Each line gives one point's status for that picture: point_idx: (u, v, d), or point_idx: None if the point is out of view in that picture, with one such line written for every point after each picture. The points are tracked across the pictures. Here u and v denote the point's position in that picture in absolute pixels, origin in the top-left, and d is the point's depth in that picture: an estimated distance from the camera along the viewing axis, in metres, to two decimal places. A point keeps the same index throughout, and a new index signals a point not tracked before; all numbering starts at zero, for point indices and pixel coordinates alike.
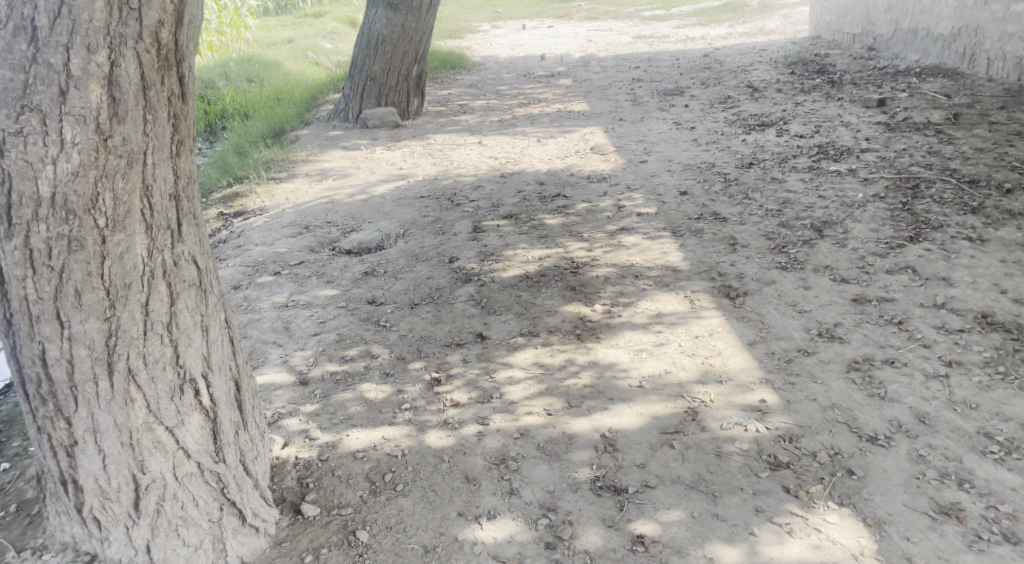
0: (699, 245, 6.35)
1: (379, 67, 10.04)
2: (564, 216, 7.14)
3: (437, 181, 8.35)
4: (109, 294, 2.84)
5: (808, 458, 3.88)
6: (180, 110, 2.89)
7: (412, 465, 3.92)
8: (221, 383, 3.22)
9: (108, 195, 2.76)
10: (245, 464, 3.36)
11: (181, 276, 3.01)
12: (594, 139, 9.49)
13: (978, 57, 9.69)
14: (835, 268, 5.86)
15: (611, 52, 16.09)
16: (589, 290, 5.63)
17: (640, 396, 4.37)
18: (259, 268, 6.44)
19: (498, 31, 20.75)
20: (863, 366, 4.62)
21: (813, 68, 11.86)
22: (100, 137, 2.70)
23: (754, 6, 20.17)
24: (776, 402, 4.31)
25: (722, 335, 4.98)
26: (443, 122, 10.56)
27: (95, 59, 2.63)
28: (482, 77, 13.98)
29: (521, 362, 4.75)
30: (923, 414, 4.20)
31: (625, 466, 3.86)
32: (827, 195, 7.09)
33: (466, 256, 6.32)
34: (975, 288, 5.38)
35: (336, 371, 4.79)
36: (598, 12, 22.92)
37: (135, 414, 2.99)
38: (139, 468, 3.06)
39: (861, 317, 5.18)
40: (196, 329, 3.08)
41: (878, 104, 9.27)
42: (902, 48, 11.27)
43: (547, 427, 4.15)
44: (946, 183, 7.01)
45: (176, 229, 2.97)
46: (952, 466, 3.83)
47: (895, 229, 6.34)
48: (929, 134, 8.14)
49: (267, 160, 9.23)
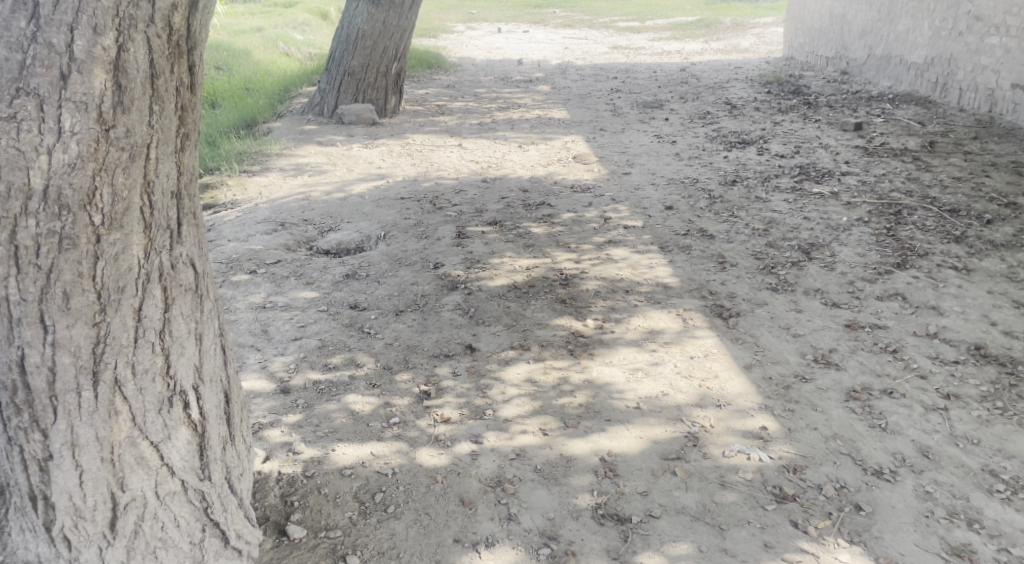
0: (688, 261, 6.23)
1: (358, 63, 9.80)
2: (549, 225, 6.99)
3: (417, 183, 8.14)
4: (100, 298, 2.61)
5: (814, 491, 3.77)
6: (188, 102, 2.68)
7: (403, 485, 3.73)
8: (211, 395, 3.01)
9: (106, 190, 2.53)
10: (230, 482, 3.14)
11: (177, 280, 2.80)
12: (576, 148, 9.34)
13: (950, 87, 9.70)
14: (825, 291, 5.77)
15: (588, 60, 16.00)
16: (579, 304, 5.47)
17: (638, 418, 4.23)
18: (234, 266, 6.19)
19: (473, 32, 20.59)
20: (862, 396, 4.50)
21: (788, 88, 11.87)
22: (102, 127, 2.48)
23: (727, 24, 20.25)
24: (777, 430, 4.18)
25: (718, 357, 4.85)
26: (421, 122, 10.37)
27: (101, 42, 2.41)
28: (458, 78, 13.81)
29: (513, 378, 4.58)
30: (926, 448, 4.10)
31: (627, 493, 3.72)
32: (812, 217, 7.02)
33: (451, 262, 6.13)
34: (966, 319, 5.31)
35: (319, 380, 4.57)
36: (573, 20, 22.81)
37: (119, 427, 2.76)
38: (118, 485, 2.81)
39: (856, 344, 5.08)
40: (189, 337, 2.88)
41: (855, 128, 9.25)
42: (875, 74, 11.31)
43: (543, 448, 4.00)
44: (927, 210, 6.97)
45: (176, 229, 2.77)
46: (960, 504, 3.75)
47: (882, 255, 6.27)
48: (907, 160, 8.12)
49: (240, 152, 8.94)
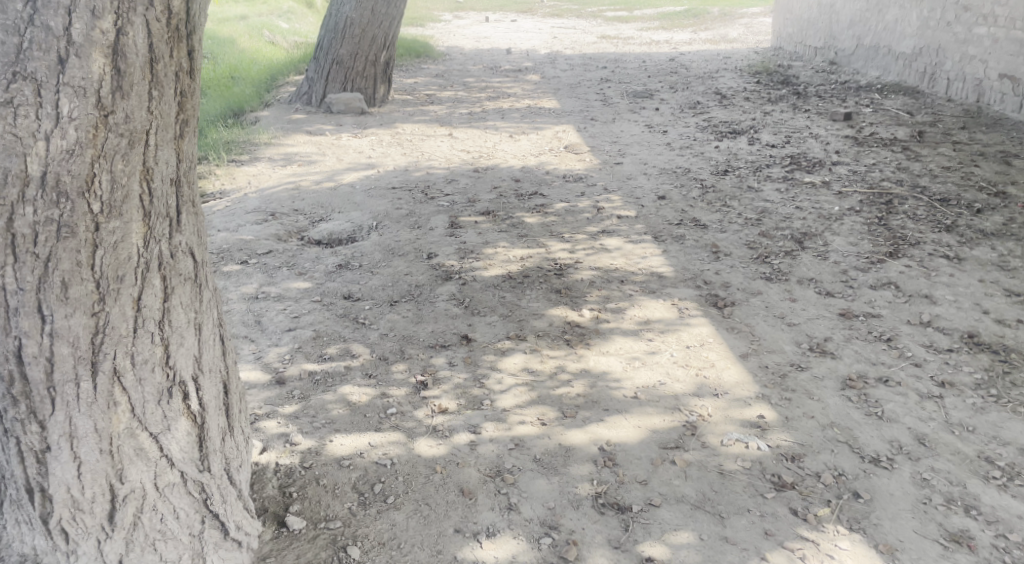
0: (681, 251, 6.22)
1: (346, 52, 9.73)
2: (542, 214, 6.97)
3: (408, 172, 8.10)
4: (99, 287, 2.58)
5: (812, 479, 3.79)
6: (187, 87, 2.64)
7: (402, 476, 3.72)
8: (211, 386, 2.97)
9: (104, 177, 2.50)
10: (229, 473, 3.11)
11: (177, 269, 2.76)
12: (566, 138, 9.31)
13: (938, 77, 9.72)
14: (819, 280, 5.77)
15: (576, 50, 15.94)
16: (575, 294, 5.46)
17: (635, 407, 4.23)
18: (224, 256, 6.15)
19: (460, 22, 20.47)
20: (858, 384, 4.49)
21: (777, 78, 11.88)
22: (101, 113, 2.44)
23: (715, 13, 20.21)
24: (775, 418, 4.19)
25: (713, 346, 4.85)
26: (410, 111, 10.31)
27: (99, 25, 2.37)
28: (447, 67, 13.75)
29: (510, 368, 4.57)
30: (923, 435, 4.11)
31: (626, 482, 3.73)
32: (804, 206, 7.02)
33: (444, 253, 6.10)
34: (959, 307, 5.32)
35: (314, 370, 4.55)
36: (561, 10, 22.70)
37: (118, 418, 2.72)
38: (117, 477, 2.78)
39: (851, 332, 5.07)
40: (189, 327, 2.84)
41: (845, 118, 9.27)
42: (863, 64, 11.32)
43: (542, 438, 4.00)
44: (918, 200, 6.99)
45: (176, 218, 2.73)
46: (957, 491, 3.76)
47: (874, 243, 6.28)
48: (896, 150, 8.15)
49: (228, 142, 8.88)
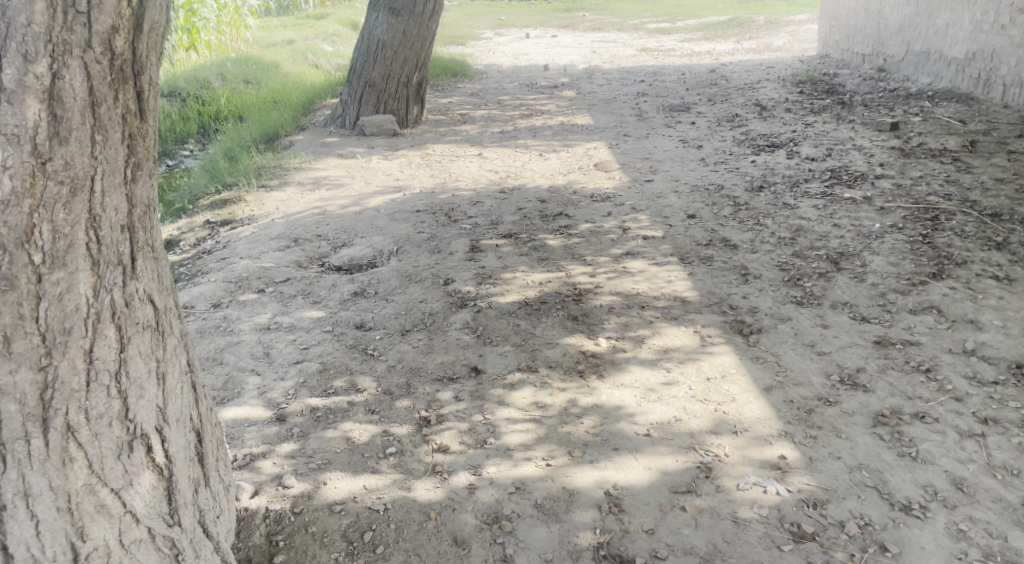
0: (708, 274, 5.97)
1: (378, 74, 9.65)
2: (566, 236, 6.76)
3: (434, 194, 7.96)
4: (45, 341, 2.48)
5: (835, 530, 3.57)
6: (137, 129, 2.59)
7: (394, 523, 3.63)
8: (178, 437, 2.88)
9: (45, 227, 2.43)
10: (204, 525, 3.00)
11: (133, 317, 2.69)
12: (598, 155, 9.10)
13: (993, 82, 9.32)
14: (854, 304, 5.48)
15: (615, 64, 15.72)
16: (592, 321, 5.24)
17: (648, 446, 4.02)
18: (241, 285, 6.06)
19: (501, 39, 20.38)
20: (891, 421, 4.21)
21: (822, 87, 11.52)
22: (38, 161, 2.39)
23: (760, 22, 19.81)
24: (797, 459, 3.94)
25: (735, 378, 4.58)
26: (443, 131, 10.18)
27: (33, 70, 2.33)
28: (484, 85, 13.63)
29: (519, 403, 4.37)
30: (961, 479, 3.83)
31: (632, 531, 3.56)
32: (843, 224, 6.72)
33: (461, 278, 5.93)
34: (1007, 334, 4.98)
35: (317, 407, 4.40)
36: (603, 24, 22.48)
37: (75, 474, 2.60)
38: (79, 536, 2.64)
39: (886, 362, 4.77)
40: (149, 377, 2.76)
41: (891, 128, 8.91)
42: (913, 70, 10.92)
43: (545, 481, 3.83)
44: (967, 215, 6.64)
45: (129, 265, 2.66)
46: (997, 545, 3.51)
47: (917, 263, 5.95)
48: (946, 161, 7.78)
49: (259, 167, 8.83)
